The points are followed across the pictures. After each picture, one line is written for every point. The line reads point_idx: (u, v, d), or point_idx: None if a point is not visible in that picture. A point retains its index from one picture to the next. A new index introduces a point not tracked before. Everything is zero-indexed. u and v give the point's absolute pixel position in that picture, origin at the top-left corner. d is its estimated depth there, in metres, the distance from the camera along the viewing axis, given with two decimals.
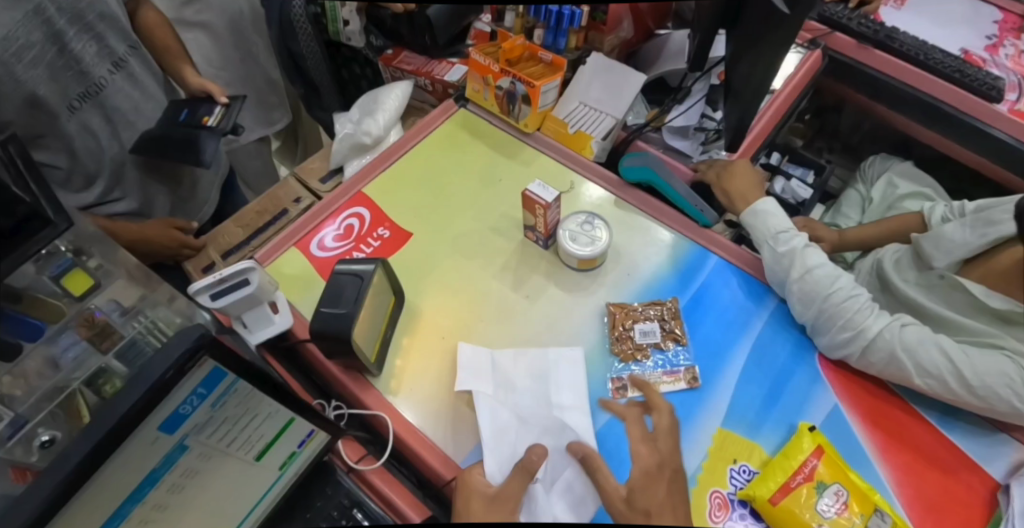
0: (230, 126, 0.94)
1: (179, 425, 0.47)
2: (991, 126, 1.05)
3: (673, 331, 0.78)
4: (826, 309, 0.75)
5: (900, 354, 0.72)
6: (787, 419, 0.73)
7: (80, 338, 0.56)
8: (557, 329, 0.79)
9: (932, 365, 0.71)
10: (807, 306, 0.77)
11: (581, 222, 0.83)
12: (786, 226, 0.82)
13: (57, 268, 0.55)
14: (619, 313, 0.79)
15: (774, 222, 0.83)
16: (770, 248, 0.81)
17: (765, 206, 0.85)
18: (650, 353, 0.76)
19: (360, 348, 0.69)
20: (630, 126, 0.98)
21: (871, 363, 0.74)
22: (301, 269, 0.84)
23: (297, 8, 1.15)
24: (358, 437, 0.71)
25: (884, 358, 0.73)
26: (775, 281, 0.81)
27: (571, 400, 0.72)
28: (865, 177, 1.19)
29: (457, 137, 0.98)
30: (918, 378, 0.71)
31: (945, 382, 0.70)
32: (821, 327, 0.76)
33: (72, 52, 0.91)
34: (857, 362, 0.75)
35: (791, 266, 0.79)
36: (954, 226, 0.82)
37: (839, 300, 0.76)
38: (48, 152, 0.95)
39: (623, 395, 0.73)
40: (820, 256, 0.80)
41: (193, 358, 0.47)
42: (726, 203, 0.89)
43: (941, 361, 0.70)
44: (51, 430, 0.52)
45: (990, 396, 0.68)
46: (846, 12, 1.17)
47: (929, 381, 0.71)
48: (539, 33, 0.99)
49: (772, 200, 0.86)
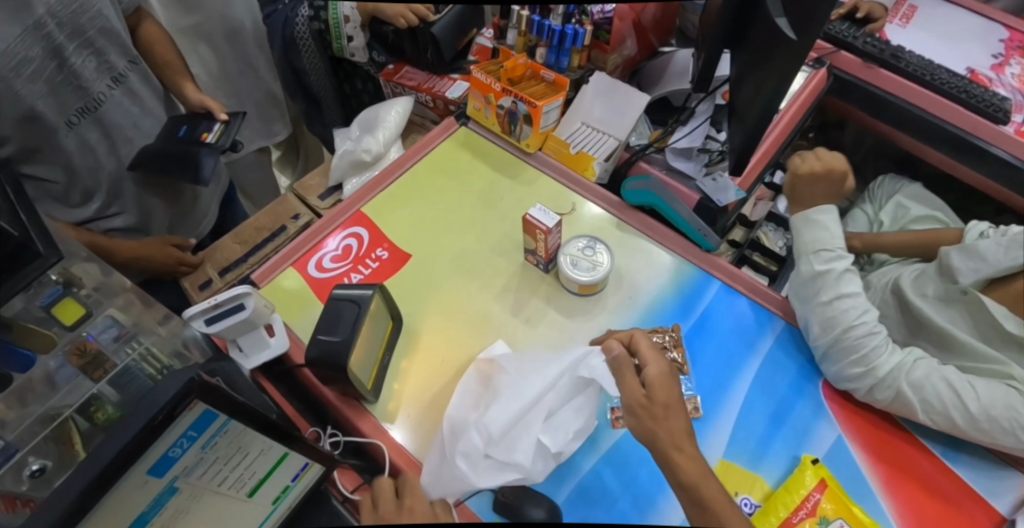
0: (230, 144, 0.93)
1: (168, 468, 0.46)
2: (991, 145, 1.03)
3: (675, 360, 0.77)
4: (842, 340, 0.74)
5: (906, 389, 0.70)
6: (790, 451, 0.72)
7: (73, 368, 0.58)
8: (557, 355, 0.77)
9: (936, 402, 0.69)
10: (825, 331, 0.76)
11: (582, 246, 0.82)
12: (836, 247, 0.79)
13: (47, 298, 0.58)
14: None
15: (824, 238, 0.80)
16: (807, 263, 0.80)
17: (822, 217, 0.81)
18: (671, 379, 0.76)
19: (356, 376, 0.68)
20: (633, 146, 0.96)
21: (877, 398, 0.73)
22: (299, 289, 0.83)
23: (300, 25, 1.19)
24: (354, 465, 0.70)
25: (889, 393, 0.72)
26: (801, 299, 0.80)
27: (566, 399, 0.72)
28: (873, 198, 1.13)
29: (458, 156, 0.97)
30: (923, 414, 0.70)
31: (951, 418, 0.69)
32: (832, 357, 0.75)
33: (71, 67, 0.90)
34: (865, 395, 0.74)
35: (821, 289, 0.77)
36: (990, 242, 0.65)
37: (856, 330, 0.73)
38: (45, 167, 0.94)
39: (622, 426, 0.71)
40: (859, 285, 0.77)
41: (183, 402, 0.45)
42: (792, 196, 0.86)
43: (946, 395, 0.68)
44: (42, 460, 0.52)
45: (995, 432, 0.67)
46: (850, 31, 1.17)
47: (935, 417, 0.70)
48: (540, 52, 0.98)
49: (834, 213, 0.81)
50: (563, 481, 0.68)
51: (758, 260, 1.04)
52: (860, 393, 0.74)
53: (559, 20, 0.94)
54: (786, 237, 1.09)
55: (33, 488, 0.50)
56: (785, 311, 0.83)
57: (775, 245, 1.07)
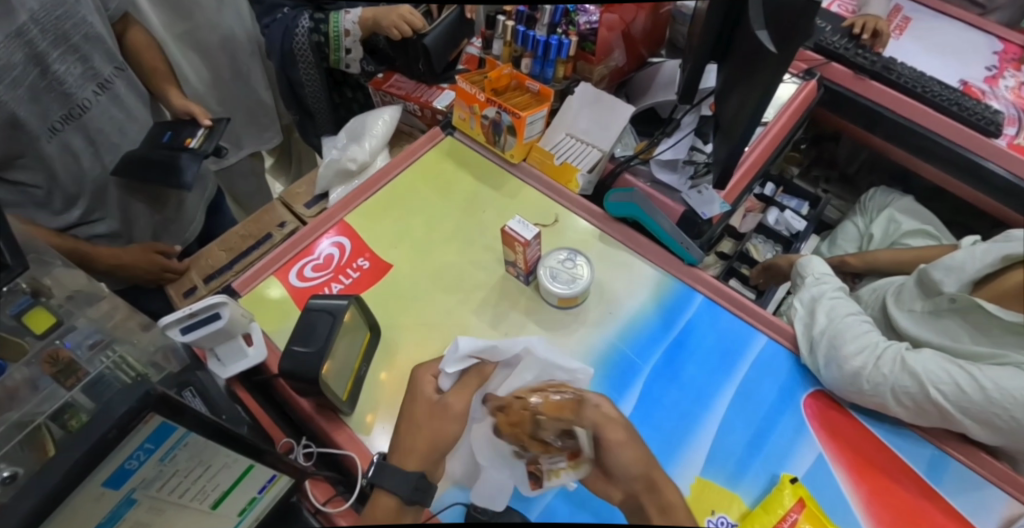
0: (213, 149, 0.94)
1: (126, 480, 0.45)
2: (985, 159, 1.02)
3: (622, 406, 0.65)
4: (835, 321, 0.79)
5: (909, 360, 0.72)
6: (769, 469, 0.70)
7: (45, 375, 0.58)
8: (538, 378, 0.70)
9: (941, 372, 0.70)
10: (830, 316, 0.80)
11: (562, 258, 0.82)
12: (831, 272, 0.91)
13: (16, 307, 0.59)
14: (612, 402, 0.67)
15: (818, 266, 0.91)
16: (812, 278, 0.89)
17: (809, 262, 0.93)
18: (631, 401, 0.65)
19: (328, 387, 0.67)
20: (618, 157, 0.96)
21: (884, 375, 0.72)
22: (280, 298, 0.83)
23: (299, 36, 1.15)
24: (328, 477, 0.70)
25: (895, 367, 0.72)
26: (807, 295, 0.86)
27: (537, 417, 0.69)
28: (865, 210, 1.19)
29: (443, 166, 0.97)
30: (931, 387, 0.70)
31: (960, 386, 0.69)
32: (834, 340, 0.76)
33: (55, 74, 0.91)
34: (869, 376, 0.72)
35: (827, 286, 0.86)
36: (962, 256, 0.83)
37: (848, 319, 0.79)
38: (27, 173, 0.95)
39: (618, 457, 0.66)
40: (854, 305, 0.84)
41: (137, 416, 0.42)
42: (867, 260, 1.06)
43: (951, 368, 0.71)
44: (9, 468, 0.49)
45: (1012, 407, 0.67)
46: (843, 43, 1.15)
47: (944, 389, 0.69)
48: (525, 62, 0.96)
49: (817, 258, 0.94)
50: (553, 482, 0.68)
51: (746, 272, 1.05)
52: (865, 373, 0.72)
53: (545, 30, 0.94)
54: (776, 249, 1.10)
55: None
56: (767, 325, 0.82)
57: (764, 256, 1.09)
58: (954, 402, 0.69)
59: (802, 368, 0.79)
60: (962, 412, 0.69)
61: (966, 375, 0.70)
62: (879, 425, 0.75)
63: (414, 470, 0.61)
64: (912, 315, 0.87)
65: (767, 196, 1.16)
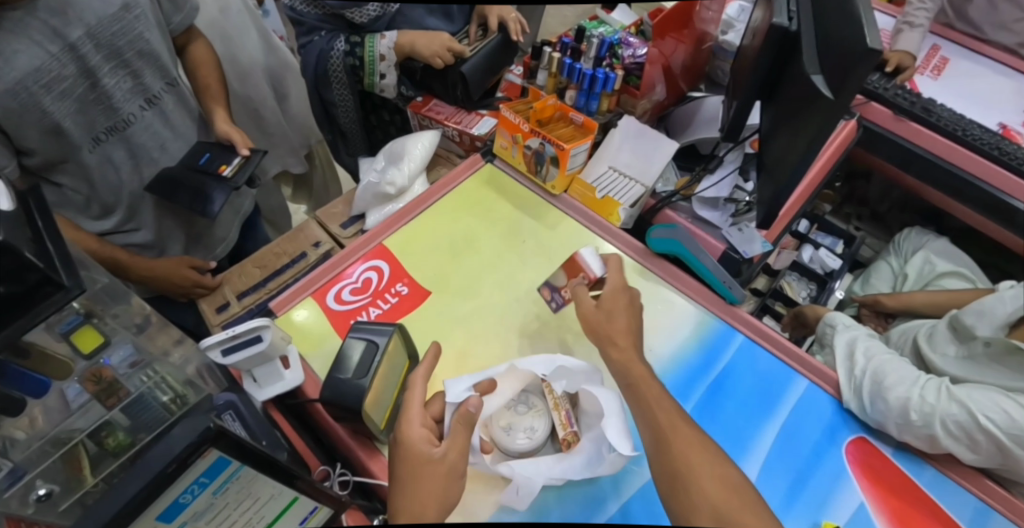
0: (242, 182, 0.95)
1: (178, 514, 0.44)
2: (1016, 200, 1.01)
3: (564, 425, 0.70)
4: (872, 360, 0.78)
5: (956, 391, 0.72)
6: (811, 516, 0.68)
7: (86, 393, 0.54)
8: (521, 415, 0.72)
9: (989, 403, 0.70)
10: (868, 357, 0.79)
11: (513, 401, 0.73)
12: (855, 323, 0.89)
13: (66, 325, 0.54)
14: (560, 413, 0.71)
15: (841, 317, 0.90)
16: (842, 325, 0.88)
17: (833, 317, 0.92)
18: (573, 443, 0.69)
19: (369, 417, 0.67)
20: (659, 193, 0.96)
21: (932, 404, 0.70)
22: (317, 324, 0.82)
23: (334, 58, 1.17)
24: (362, 506, 0.67)
25: (941, 396, 0.71)
26: (842, 338, 0.85)
27: (525, 440, 0.69)
28: (899, 250, 1.18)
29: (482, 193, 0.97)
30: (980, 415, 0.68)
31: (1009, 416, 0.68)
32: (876, 376, 0.75)
33: (103, 87, 0.93)
34: (917, 406, 0.71)
35: (859, 331, 0.86)
36: (992, 302, 0.85)
37: (886, 357, 0.79)
38: (69, 178, 0.97)
39: (591, 497, 0.68)
40: (884, 347, 0.82)
41: (196, 451, 0.41)
42: (905, 302, 1.04)
43: (1000, 400, 0.70)
44: (49, 484, 0.48)
45: None
46: (882, 83, 1.15)
47: (994, 418, 0.68)
48: (570, 94, 0.99)
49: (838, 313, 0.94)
50: (622, 487, 0.68)
51: (780, 310, 1.04)
52: (913, 403, 0.71)
53: (590, 63, 0.96)
54: (810, 288, 1.10)
55: (39, 512, 0.47)
56: (807, 368, 0.80)
57: (798, 295, 1.08)
58: (1007, 437, 0.67)
59: (845, 412, 0.76)
60: (1017, 444, 0.66)
61: (1010, 402, 0.70)
62: (924, 473, 0.72)
63: (432, 488, 0.58)
64: (945, 358, 0.84)
65: (802, 233, 1.14)
